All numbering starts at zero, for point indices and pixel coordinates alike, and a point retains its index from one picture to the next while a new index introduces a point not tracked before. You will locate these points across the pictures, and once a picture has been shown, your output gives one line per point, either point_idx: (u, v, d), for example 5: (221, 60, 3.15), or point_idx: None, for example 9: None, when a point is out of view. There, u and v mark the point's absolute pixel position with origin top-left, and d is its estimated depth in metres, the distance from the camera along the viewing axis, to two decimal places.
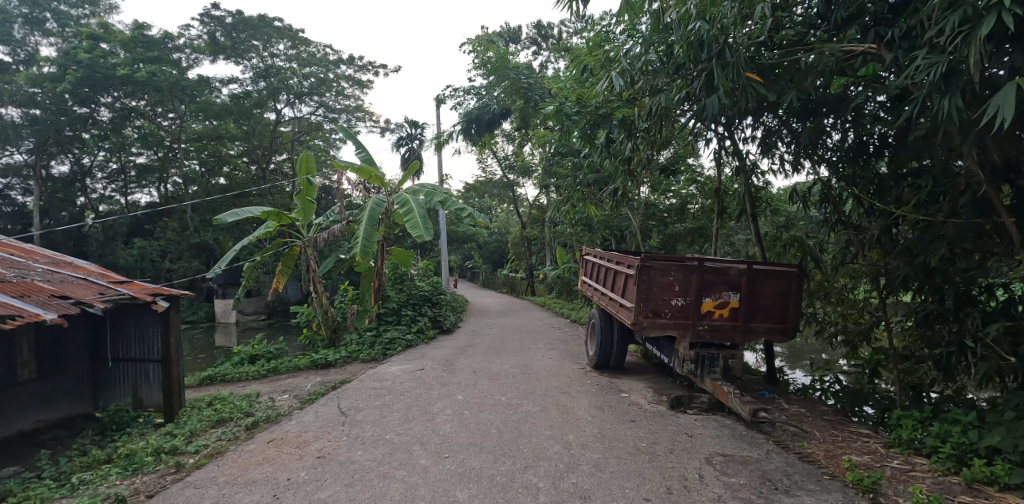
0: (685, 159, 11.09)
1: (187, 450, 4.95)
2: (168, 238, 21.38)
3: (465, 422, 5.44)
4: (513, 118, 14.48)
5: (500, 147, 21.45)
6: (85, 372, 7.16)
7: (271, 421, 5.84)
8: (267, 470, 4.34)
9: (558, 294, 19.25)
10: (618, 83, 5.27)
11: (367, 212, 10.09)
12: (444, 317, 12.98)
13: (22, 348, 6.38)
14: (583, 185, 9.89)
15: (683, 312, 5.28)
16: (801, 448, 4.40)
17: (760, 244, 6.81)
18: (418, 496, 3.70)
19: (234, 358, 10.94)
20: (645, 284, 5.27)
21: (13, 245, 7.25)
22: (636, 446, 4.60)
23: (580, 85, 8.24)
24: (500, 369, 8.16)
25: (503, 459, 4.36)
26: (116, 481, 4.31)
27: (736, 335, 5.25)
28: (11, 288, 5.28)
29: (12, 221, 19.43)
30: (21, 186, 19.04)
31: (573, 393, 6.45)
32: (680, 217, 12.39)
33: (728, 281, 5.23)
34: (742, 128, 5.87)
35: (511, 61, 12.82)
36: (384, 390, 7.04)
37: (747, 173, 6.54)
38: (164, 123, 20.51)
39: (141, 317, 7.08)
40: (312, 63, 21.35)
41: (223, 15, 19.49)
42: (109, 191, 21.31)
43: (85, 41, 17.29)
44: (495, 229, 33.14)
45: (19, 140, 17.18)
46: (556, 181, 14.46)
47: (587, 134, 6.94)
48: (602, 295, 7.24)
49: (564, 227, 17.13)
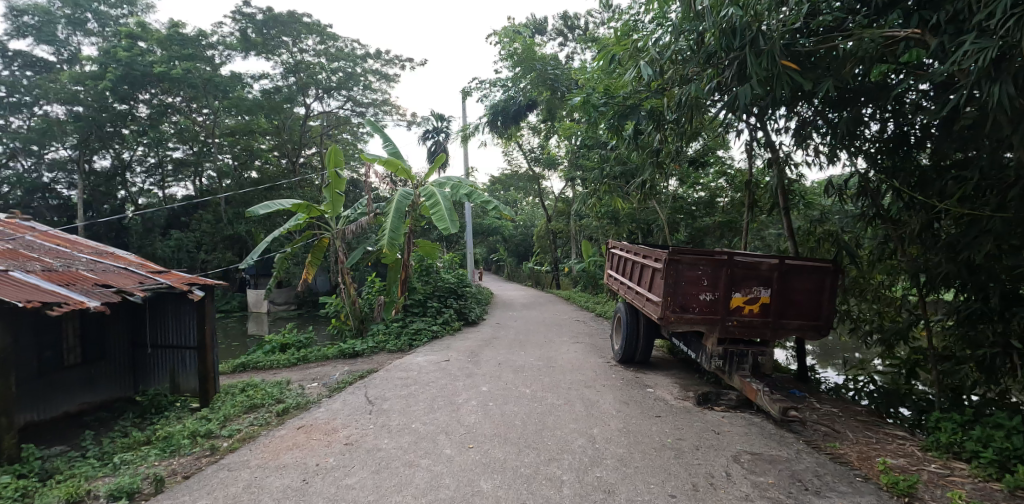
0: (714, 152, 10.87)
1: (221, 434, 5.15)
2: (203, 230, 22.08)
3: (490, 413, 5.49)
4: (539, 110, 14.39)
5: (526, 139, 21.41)
6: (127, 358, 7.50)
7: (301, 408, 6.02)
8: (297, 455, 4.47)
9: (583, 288, 19.27)
10: (649, 72, 5.15)
11: (393, 205, 10.19)
12: (469, 310, 13.09)
13: (68, 334, 6.68)
14: (610, 177, 9.79)
15: (712, 307, 5.18)
16: (833, 449, 4.28)
17: (793, 239, 6.63)
18: (442, 484, 3.75)
19: (266, 346, 11.31)
20: (672, 279, 5.18)
21: (61, 237, 7.57)
22: (662, 442, 4.55)
23: (607, 77, 8.09)
24: (525, 361, 8.20)
25: (526, 450, 4.38)
26: (155, 461, 4.51)
27: (766, 331, 5.11)
28: (57, 277, 5.53)
29: (58, 214, 20.53)
30: (66, 180, 19.99)
31: (598, 387, 6.42)
32: (709, 210, 12.15)
33: (758, 277, 5.10)
34: (774, 119, 5.69)
35: (538, 52, 12.74)
36: (410, 380, 7.15)
37: (779, 166, 6.37)
38: (199, 118, 21.12)
39: (178, 306, 7.36)
40: (340, 58, 21.61)
41: (254, 12, 19.84)
42: (147, 185, 22.15)
43: (124, 40, 17.92)
44: (520, 222, 33.23)
45: (64, 137, 18.03)
46: (581, 174, 14.28)
47: (615, 126, 6.80)
48: (628, 289, 7.19)
49: (589, 221, 17.09)
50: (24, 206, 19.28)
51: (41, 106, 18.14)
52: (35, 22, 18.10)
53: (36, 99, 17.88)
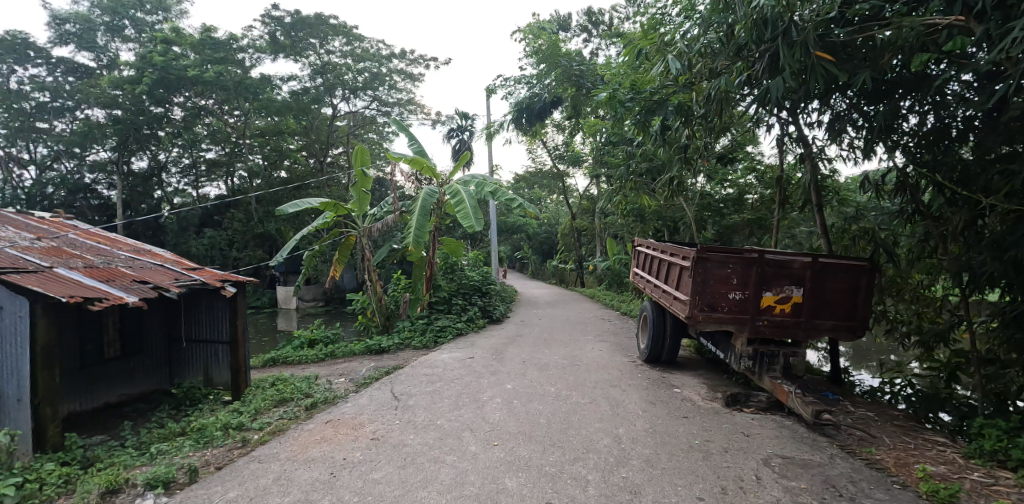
0: (744, 146, 10.60)
1: (252, 427, 5.29)
2: (235, 229, 22.75)
3: (514, 411, 5.47)
4: (564, 107, 14.27)
5: (550, 137, 21.30)
6: (163, 351, 7.77)
7: (329, 403, 6.13)
8: (325, 449, 4.54)
9: (608, 287, 19.09)
10: (678, 66, 5.03)
11: (419, 203, 10.28)
12: (494, 307, 13.12)
13: (108, 328, 6.96)
14: (636, 173, 9.65)
15: (741, 306, 5.03)
16: (868, 454, 4.11)
17: (826, 236, 6.39)
18: (467, 481, 3.75)
19: (295, 342, 11.59)
20: (700, 277, 5.05)
21: (101, 234, 7.87)
22: (689, 443, 4.45)
23: (633, 72, 7.96)
24: (550, 359, 8.16)
25: (551, 449, 4.34)
26: (190, 452, 4.66)
27: (798, 332, 4.94)
28: (99, 273, 5.78)
29: (99, 213, 21.47)
30: (106, 181, 20.87)
31: (623, 386, 6.33)
32: (738, 207, 11.84)
33: (790, 275, 4.93)
34: (806, 112, 5.49)
35: (563, 48, 12.61)
36: (435, 376, 7.20)
37: (812, 160, 6.14)
38: (231, 120, 21.70)
39: (211, 302, 7.59)
40: (366, 59, 21.90)
41: (283, 15, 20.28)
42: (181, 185, 22.95)
43: (159, 45, 18.59)
44: (545, 220, 33.14)
45: (104, 139, 18.84)
46: (607, 171, 14.12)
47: (641, 122, 6.68)
48: (654, 287, 7.07)
49: (614, 219, 16.90)
50: (68, 206, 20.29)
51: (83, 110, 18.99)
52: (76, 30, 18.96)
53: (78, 103, 18.74)
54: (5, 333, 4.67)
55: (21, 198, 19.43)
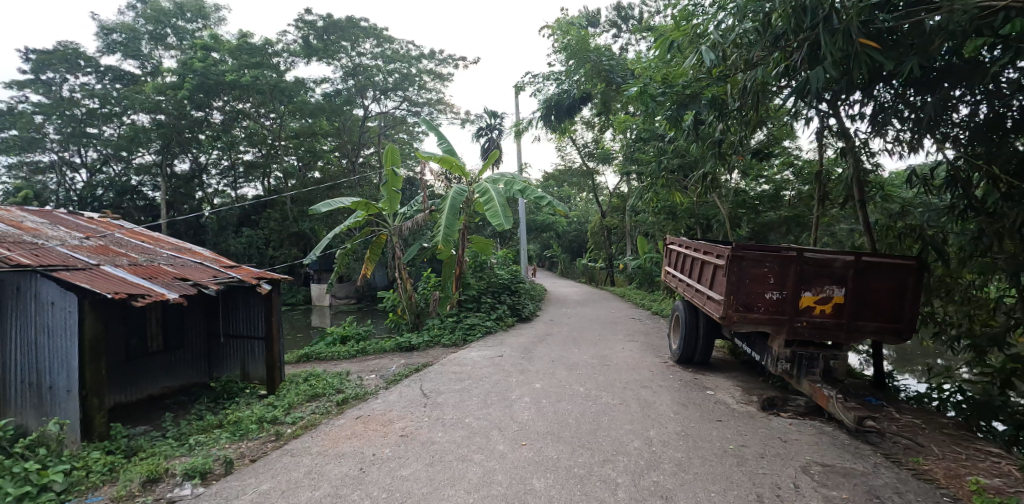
0: (780, 140, 10.22)
1: (286, 421, 5.43)
2: (272, 228, 23.48)
3: (543, 410, 5.42)
4: (593, 103, 14.09)
5: (579, 134, 21.11)
6: (202, 346, 8.07)
7: (359, 399, 6.23)
8: (355, 445, 4.61)
9: (639, 285, 18.78)
10: (711, 57, 4.87)
11: (449, 202, 10.34)
12: (523, 305, 13.08)
13: (152, 323, 7.27)
14: (667, 169, 9.43)
15: (778, 307, 4.81)
16: (916, 464, 3.86)
17: (870, 234, 6.08)
18: (495, 481, 3.73)
19: (328, 338, 11.86)
20: (735, 276, 4.87)
21: (146, 234, 8.24)
22: (723, 447, 4.30)
23: (664, 65, 7.76)
24: (579, 358, 8.07)
25: (580, 450, 4.27)
26: (227, 443, 4.82)
27: (839, 334, 4.69)
28: (143, 271, 6.05)
29: (145, 213, 22.54)
30: (151, 183, 21.93)
31: (655, 387, 6.18)
32: (774, 204, 11.44)
33: (831, 274, 4.69)
34: (848, 104, 5.22)
35: (592, 44, 12.42)
36: (464, 374, 7.23)
37: (854, 154, 5.84)
38: (267, 123, 22.34)
39: (248, 299, 7.84)
40: (396, 60, 22.21)
41: (315, 20, 20.80)
42: (221, 186, 23.87)
43: (199, 52, 19.38)
44: (574, 218, 32.89)
45: (149, 143, 19.77)
46: (637, 168, 13.87)
47: (674, 117, 6.49)
48: (687, 286, 6.89)
49: (645, 216, 16.62)
50: (116, 207, 21.48)
51: (129, 115, 19.96)
52: (122, 39, 20.01)
53: (125, 109, 19.72)
54: (55, 327, 4.92)
55: (74, 200, 20.62)
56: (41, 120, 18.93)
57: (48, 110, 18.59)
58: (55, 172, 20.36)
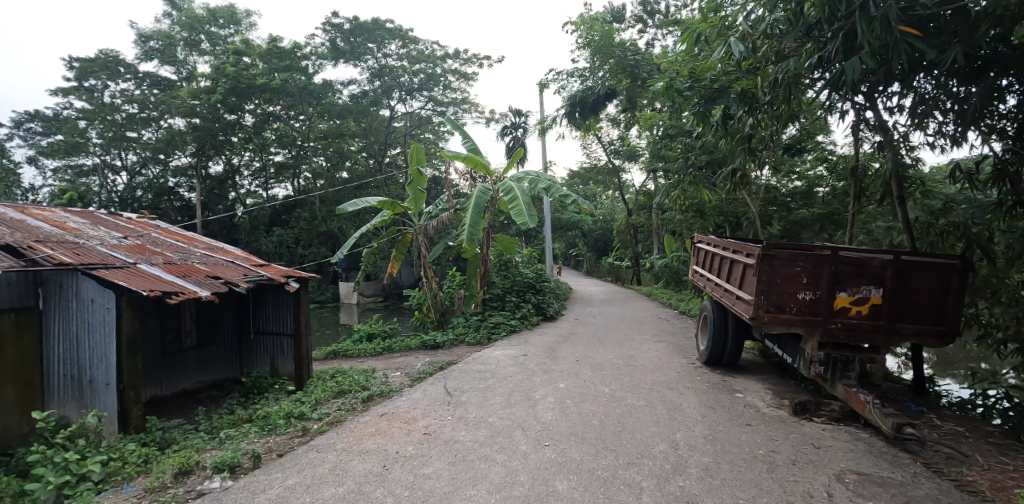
0: (813, 134, 9.86)
1: (312, 417, 5.54)
2: (302, 227, 24.04)
3: (566, 411, 5.37)
4: (619, 100, 13.89)
5: (605, 131, 20.86)
6: (234, 342, 8.31)
7: (384, 396, 6.31)
8: (378, 442, 4.66)
9: (665, 285, 18.45)
10: (742, 48, 4.69)
11: (473, 201, 10.37)
12: (548, 304, 13.01)
13: (186, 320, 7.53)
14: (695, 166, 9.20)
15: (812, 308, 4.62)
16: (959, 475, 3.65)
17: (909, 232, 5.79)
18: (517, 482, 3.70)
19: (355, 335, 12.07)
20: (766, 276, 4.71)
21: (182, 233, 8.53)
22: (752, 452, 4.17)
23: (691, 59, 7.56)
24: (604, 359, 7.96)
25: (603, 452, 4.21)
26: (256, 438, 4.95)
27: (877, 336, 4.48)
28: (178, 269, 6.26)
29: (181, 213, 23.39)
30: (187, 184, 22.78)
31: (681, 389, 6.05)
32: (808, 202, 11.05)
33: (868, 274, 4.48)
34: (885, 96, 4.99)
35: (616, 39, 12.22)
36: (488, 373, 7.23)
37: (892, 148, 5.57)
38: (297, 124, 22.90)
39: (277, 297, 8.03)
40: (421, 60, 22.40)
41: (342, 22, 21.20)
42: (254, 187, 24.62)
43: (232, 57, 19.99)
44: (600, 217, 32.56)
45: (184, 146, 20.52)
46: (664, 165, 13.61)
47: (701, 112, 6.32)
48: (715, 286, 6.70)
49: (672, 215, 16.34)
50: (155, 208, 22.39)
51: (166, 119, 20.75)
52: (159, 46, 20.83)
53: (162, 114, 20.51)
54: (95, 323, 5.13)
55: (116, 201, 21.60)
56: (84, 125, 19.91)
57: (91, 115, 19.53)
58: (97, 174, 21.42)
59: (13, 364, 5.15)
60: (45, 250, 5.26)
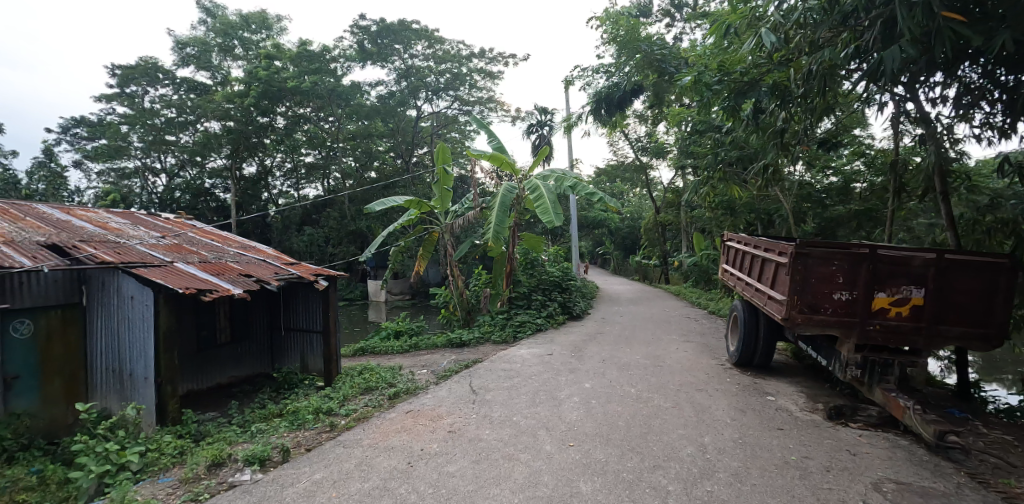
0: (850, 127, 9.46)
1: (340, 413, 5.66)
2: (332, 226, 24.57)
3: (592, 411, 5.31)
4: (646, 95, 13.65)
5: (632, 128, 20.53)
6: (266, 338, 8.56)
7: (410, 393, 6.38)
8: (403, 439, 4.71)
9: (695, 283, 18.05)
10: (773, 39, 4.53)
11: (499, 199, 10.38)
12: (574, 303, 12.91)
13: (220, 316, 7.80)
14: (725, 162, 8.96)
15: (849, 308, 4.43)
16: (1007, 487, 3.43)
17: (954, 229, 5.50)
18: (541, 482, 3.68)
19: (383, 332, 12.27)
20: (799, 275, 4.54)
21: (217, 233, 8.82)
22: (784, 458, 4.02)
23: (720, 52, 7.34)
24: (631, 359, 7.85)
25: (629, 454, 4.14)
26: (285, 432, 5.09)
27: (918, 338, 4.26)
28: (212, 268, 6.48)
29: (217, 214, 24.23)
30: (222, 185, 23.62)
31: (710, 391, 5.90)
32: (844, 198, 10.63)
33: (908, 274, 4.27)
34: (928, 86, 4.76)
35: (642, 33, 11.97)
36: (513, 372, 7.22)
37: (935, 141, 5.29)
38: (326, 126, 23.41)
39: (307, 294, 8.22)
40: (447, 60, 22.55)
41: (369, 24, 21.54)
42: (285, 187, 25.42)
43: (264, 61, 20.58)
44: (627, 215, 32.19)
45: (220, 148, 21.27)
46: (692, 162, 13.31)
47: (731, 107, 6.13)
48: (746, 285, 6.51)
49: (701, 212, 15.98)
50: (192, 208, 23.25)
51: (202, 123, 21.55)
52: (195, 52, 21.60)
53: (198, 118, 21.31)
54: (135, 319, 5.37)
55: (155, 202, 22.56)
56: (126, 129, 20.87)
57: (133, 120, 20.43)
58: (139, 177, 22.45)
59: (59, 358, 5.51)
60: (88, 249, 5.52)
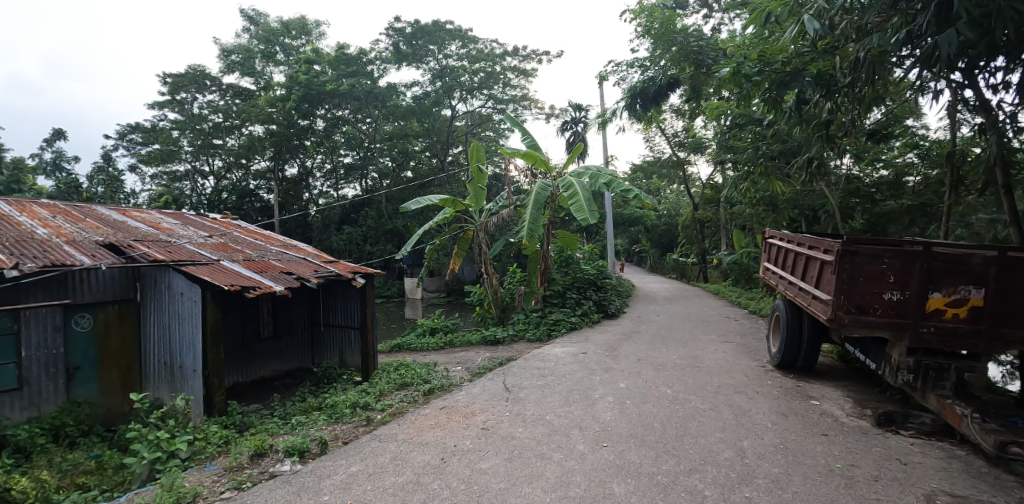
0: (903, 117, 8.91)
1: (376, 407, 5.80)
2: (369, 225, 25.16)
3: (626, 412, 5.23)
4: (683, 89, 13.27)
5: (669, 123, 20.02)
6: (306, 334, 8.86)
7: (444, 390, 6.46)
8: (437, 435, 4.78)
9: (735, 282, 17.44)
10: (817, 26, 4.31)
11: (533, 197, 10.36)
12: (609, 302, 12.73)
13: (264, 312, 8.14)
14: (766, 156, 8.61)
15: (900, 310, 4.17)
16: None
17: (1018, 225, 5.12)
18: (573, 482, 3.65)
19: (419, 329, 12.48)
20: (845, 274, 4.31)
21: (260, 232, 9.17)
22: (828, 465, 3.84)
23: (761, 42, 7.04)
24: (668, 359, 7.68)
25: (664, 457, 4.05)
26: (324, 425, 5.26)
27: (977, 342, 3.97)
28: (255, 266, 6.76)
29: (262, 214, 25.23)
30: (266, 187, 24.59)
31: (750, 394, 5.70)
32: (896, 192, 10.04)
33: (967, 273, 3.99)
34: (989, 72, 4.46)
35: (678, 25, 11.63)
36: (547, 371, 7.19)
37: (998, 130, 4.92)
38: (364, 127, 23.95)
39: (345, 292, 8.45)
40: (481, 59, 22.67)
41: (404, 26, 21.89)
42: (325, 188, 26.11)
43: (304, 66, 21.34)
44: (664, 212, 31.52)
45: (263, 150, 22.20)
46: (732, 156, 12.87)
47: (771, 99, 5.89)
48: (789, 285, 6.24)
49: (742, 208, 15.43)
50: (238, 209, 24.30)
51: (246, 127, 22.55)
52: (239, 59, 22.53)
53: (243, 122, 22.30)
54: (185, 314, 5.68)
55: (204, 204, 23.70)
56: (177, 135, 22.07)
57: (183, 125, 21.68)
58: (189, 179, 23.67)
59: (117, 349, 5.90)
60: (142, 248, 5.86)
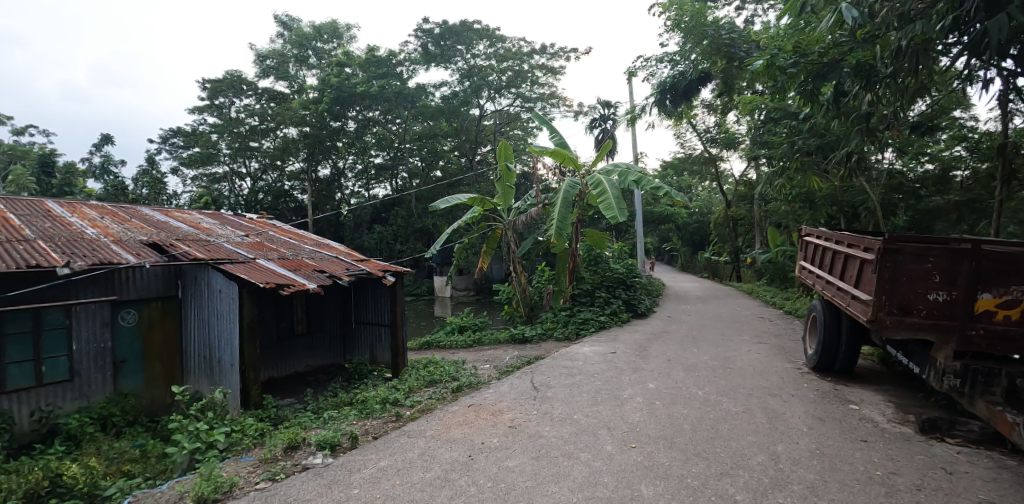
0: (951, 108, 8.44)
1: (405, 404, 5.91)
2: (399, 224, 25.56)
3: (655, 413, 5.15)
4: (714, 83, 12.94)
5: (700, 118, 19.55)
6: (338, 331, 9.10)
7: (472, 388, 6.52)
8: (465, 432, 4.83)
9: (771, 282, 16.88)
10: (856, 14, 4.12)
11: (561, 195, 10.30)
12: (639, 301, 12.54)
13: (297, 309, 8.41)
14: (802, 151, 8.32)
15: (946, 311, 3.96)
16: None
17: None
18: (600, 482, 3.63)
19: (448, 327, 12.60)
20: (886, 273, 4.13)
21: (293, 231, 9.45)
22: (868, 473, 3.69)
23: (796, 33, 6.80)
24: (699, 359, 7.52)
25: (694, 459, 3.98)
26: (354, 420, 5.39)
27: None
28: (289, 263, 6.97)
29: (296, 214, 25.98)
30: (300, 187, 25.33)
31: (785, 397, 5.52)
32: (943, 188, 9.54)
33: (1021, 272, 3.75)
34: None
35: (709, 18, 11.35)
36: (575, 370, 7.16)
37: None
38: (393, 128, 24.32)
39: (375, 289, 8.63)
40: (508, 58, 22.70)
41: (432, 27, 22.14)
42: (356, 188, 26.55)
43: (336, 68, 21.90)
44: (695, 209, 30.79)
45: (297, 152, 22.94)
46: (766, 151, 12.46)
47: (807, 91, 5.68)
48: (827, 284, 6.01)
49: (777, 205, 14.94)
50: (273, 209, 25.13)
51: (281, 129, 23.29)
52: (274, 64, 23.33)
53: (278, 125, 23.05)
54: (223, 310, 5.91)
55: (242, 204, 24.58)
56: (215, 138, 23.09)
57: (221, 129, 22.64)
58: (227, 181, 24.68)
59: (159, 343, 6.20)
60: (183, 247, 6.14)
